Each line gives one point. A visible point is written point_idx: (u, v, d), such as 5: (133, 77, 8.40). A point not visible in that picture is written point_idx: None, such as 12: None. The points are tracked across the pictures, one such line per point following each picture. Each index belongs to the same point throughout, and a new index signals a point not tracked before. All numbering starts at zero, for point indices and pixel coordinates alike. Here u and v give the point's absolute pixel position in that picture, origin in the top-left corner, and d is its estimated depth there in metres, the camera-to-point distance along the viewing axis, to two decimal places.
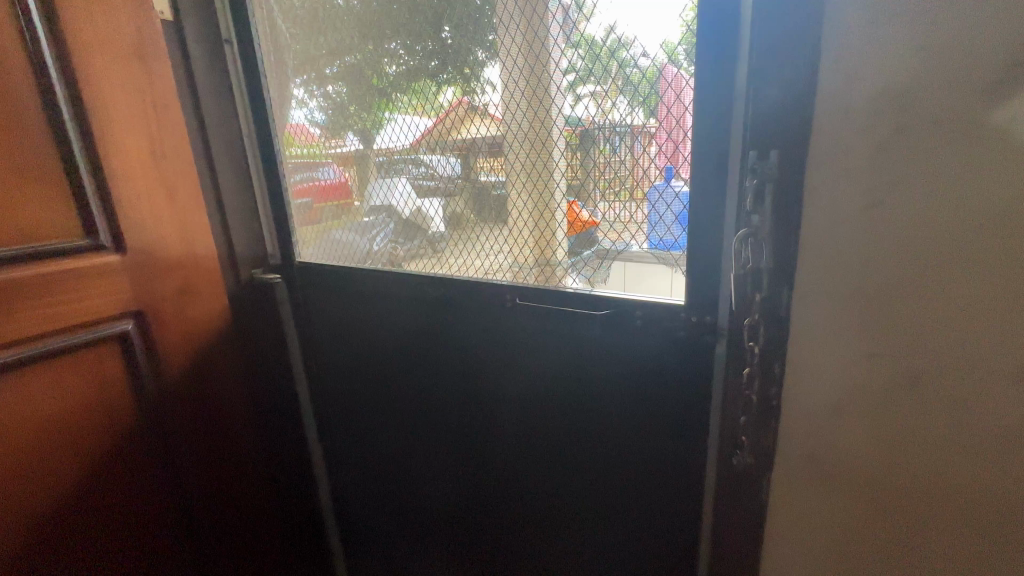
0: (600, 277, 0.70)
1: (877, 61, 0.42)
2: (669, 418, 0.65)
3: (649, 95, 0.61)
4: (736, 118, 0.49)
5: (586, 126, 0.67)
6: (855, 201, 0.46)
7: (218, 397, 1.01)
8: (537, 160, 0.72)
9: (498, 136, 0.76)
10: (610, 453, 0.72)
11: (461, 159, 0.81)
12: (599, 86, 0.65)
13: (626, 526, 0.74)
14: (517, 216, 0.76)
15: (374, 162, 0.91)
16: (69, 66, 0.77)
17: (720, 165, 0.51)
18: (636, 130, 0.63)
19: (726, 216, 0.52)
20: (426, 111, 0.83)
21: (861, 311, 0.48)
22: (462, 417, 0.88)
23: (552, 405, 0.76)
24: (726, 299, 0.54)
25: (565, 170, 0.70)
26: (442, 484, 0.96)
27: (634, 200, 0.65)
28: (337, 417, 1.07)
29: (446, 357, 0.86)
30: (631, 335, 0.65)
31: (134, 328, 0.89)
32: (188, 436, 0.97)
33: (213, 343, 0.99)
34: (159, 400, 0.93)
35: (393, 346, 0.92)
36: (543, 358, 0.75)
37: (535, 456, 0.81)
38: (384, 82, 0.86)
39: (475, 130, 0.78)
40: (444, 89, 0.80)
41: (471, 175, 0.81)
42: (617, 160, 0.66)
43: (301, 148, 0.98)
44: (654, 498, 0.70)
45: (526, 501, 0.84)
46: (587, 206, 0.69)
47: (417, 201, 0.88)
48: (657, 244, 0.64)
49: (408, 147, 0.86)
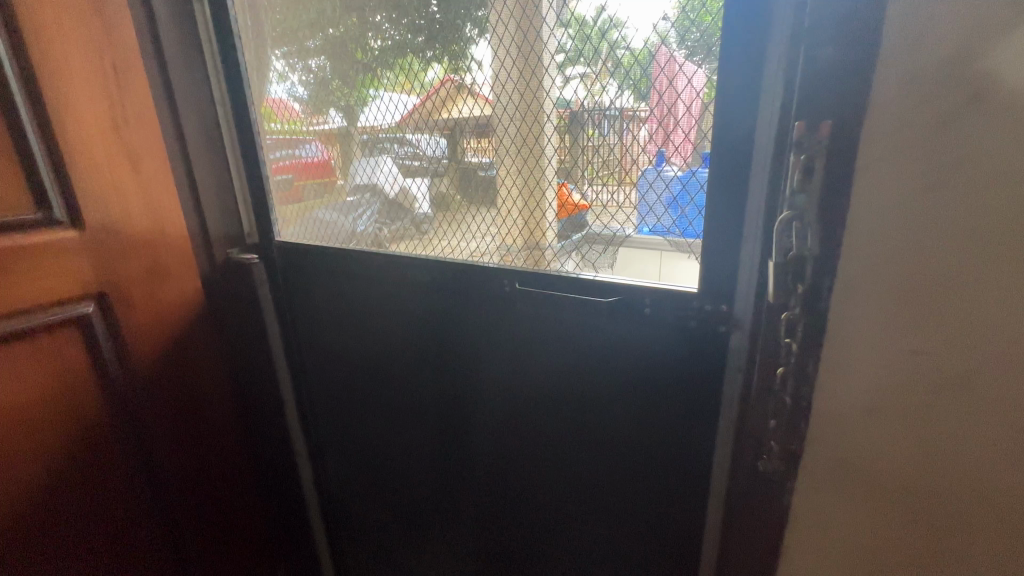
0: (604, 263, 0.66)
1: (954, 23, 0.37)
2: (681, 407, 0.62)
3: (640, 79, 0.58)
4: (767, 95, 0.47)
5: (577, 108, 0.63)
6: (913, 182, 0.41)
7: (194, 387, 0.95)
8: (529, 139, 0.68)
9: (487, 115, 0.71)
10: (614, 444, 0.69)
11: (447, 139, 0.76)
12: (592, 66, 0.61)
13: (629, 519, 0.71)
14: (506, 196, 0.73)
15: (358, 140, 0.84)
16: (14, 16, 0.68)
17: (739, 144, 0.50)
18: (628, 113, 0.60)
19: (750, 198, 0.50)
20: (413, 89, 0.76)
21: (907, 305, 0.44)
22: (454, 409, 0.83)
23: (552, 397, 0.72)
24: (752, 288, 0.52)
25: (557, 148, 0.66)
26: (441, 484, 0.90)
27: (623, 185, 0.62)
28: (322, 410, 1.01)
29: (440, 348, 0.81)
30: (638, 323, 0.62)
31: (96, 310, 0.81)
32: (161, 429, 0.91)
33: (187, 330, 0.92)
34: (128, 392, 0.87)
35: (384, 336, 0.86)
36: (543, 347, 0.71)
37: (535, 453, 0.77)
38: (369, 56, 0.79)
39: (462, 110, 0.73)
40: (431, 66, 0.74)
41: (459, 155, 0.76)
42: (606, 146, 0.62)
43: (282, 124, 0.91)
44: (660, 490, 0.67)
45: (526, 498, 0.81)
46: (577, 189, 0.66)
47: (403, 181, 0.82)
48: (649, 229, 0.62)
49: (393, 126, 0.80)
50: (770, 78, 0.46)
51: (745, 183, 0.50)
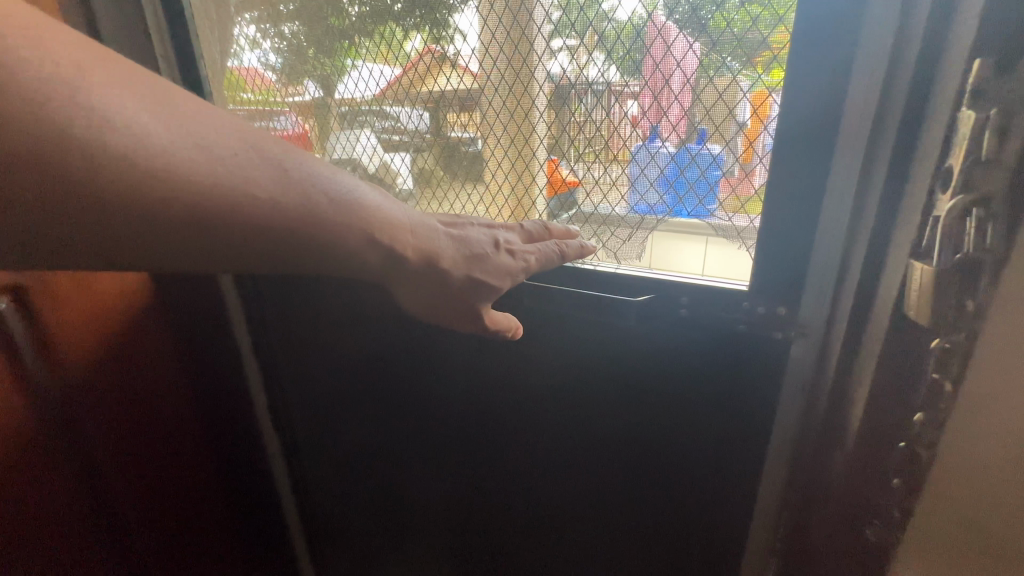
0: (629, 254, 0.56)
1: None
2: (730, 416, 0.53)
3: (629, 52, 0.50)
4: (865, 65, 0.37)
5: (564, 84, 0.54)
6: None
7: (156, 379, 0.75)
8: (516, 114, 0.58)
9: (473, 89, 0.59)
10: (653, 457, 0.60)
11: (430, 112, 0.63)
12: (577, 39, 0.52)
13: (664, 533, 0.63)
14: (493, 172, 0.62)
15: (334, 113, 0.69)
16: None
17: (820, 126, 0.40)
18: (614, 89, 0.52)
19: (829, 198, 0.42)
20: (394, 59, 0.62)
21: None
22: (457, 420, 0.71)
23: (575, 405, 0.62)
24: (822, 288, 0.44)
25: (546, 131, 0.57)
26: (432, 490, 0.78)
27: (615, 162, 0.54)
28: (299, 410, 0.85)
29: (438, 358, 0.68)
30: (682, 326, 0.52)
31: (21, 306, 0.58)
32: (99, 415, 0.67)
33: (101, 277, 0.66)
34: (50, 384, 0.62)
35: (368, 345, 0.73)
36: (566, 348, 0.60)
37: (546, 467, 0.68)
38: (345, 20, 0.63)
39: (444, 82, 0.61)
40: (411, 35, 0.60)
41: (442, 129, 0.64)
42: (592, 124, 0.54)
43: (253, 94, 0.72)
44: (703, 502, 0.59)
45: (528, 513, 0.72)
46: (567, 164, 0.57)
47: (383, 155, 0.69)
48: (642, 210, 0.55)
49: (372, 98, 0.66)
50: (870, 45, 0.37)
51: (820, 173, 0.41)
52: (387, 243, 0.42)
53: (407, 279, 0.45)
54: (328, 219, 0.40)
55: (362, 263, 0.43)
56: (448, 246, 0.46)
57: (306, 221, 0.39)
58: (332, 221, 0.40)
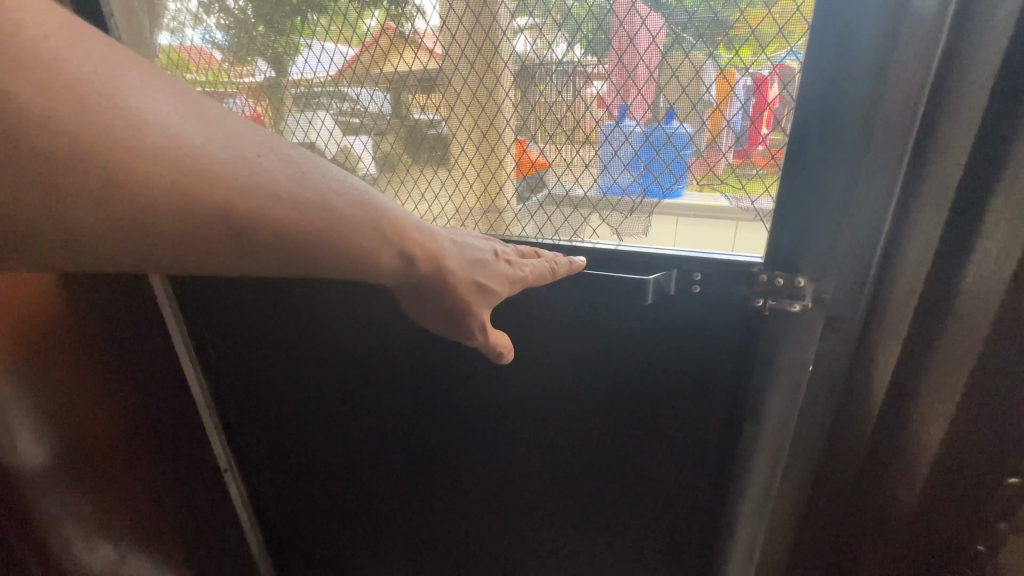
0: (634, 229, 0.47)
1: None
2: (773, 420, 0.48)
3: (593, 30, 0.43)
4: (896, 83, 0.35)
5: (529, 67, 0.45)
6: None
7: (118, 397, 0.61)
8: (485, 101, 0.48)
9: (439, 72, 0.49)
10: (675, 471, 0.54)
11: (393, 97, 0.52)
12: (540, 16, 0.44)
13: (698, 551, 0.57)
14: (466, 165, 0.52)
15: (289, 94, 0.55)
16: None
17: (848, 146, 0.38)
18: (580, 70, 0.44)
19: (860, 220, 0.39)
20: (351, 38, 0.50)
21: None
22: (443, 442, 0.62)
23: (588, 420, 0.55)
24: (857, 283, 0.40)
25: (510, 119, 0.48)
26: (419, 523, 0.68)
27: (584, 144, 0.46)
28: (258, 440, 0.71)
29: (418, 378, 0.59)
30: (698, 306, 0.46)
31: None
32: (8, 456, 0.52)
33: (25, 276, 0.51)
34: None
35: (333, 367, 0.62)
36: (570, 357, 0.52)
37: (549, 491, 0.60)
38: None
39: (406, 63, 0.50)
40: (368, 10, 0.49)
41: (406, 115, 0.52)
42: (556, 107, 0.46)
43: (200, 76, 0.56)
44: (742, 512, 0.54)
45: (528, 541, 0.64)
46: (535, 143, 0.48)
47: (345, 140, 0.55)
48: (609, 189, 0.47)
49: (332, 79, 0.53)
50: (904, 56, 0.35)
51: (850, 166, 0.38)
52: (395, 246, 0.34)
53: (418, 289, 0.38)
54: (351, 218, 0.32)
55: (373, 264, 0.34)
56: (450, 250, 0.38)
57: (322, 224, 0.31)
58: (342, 220, 0.32)
